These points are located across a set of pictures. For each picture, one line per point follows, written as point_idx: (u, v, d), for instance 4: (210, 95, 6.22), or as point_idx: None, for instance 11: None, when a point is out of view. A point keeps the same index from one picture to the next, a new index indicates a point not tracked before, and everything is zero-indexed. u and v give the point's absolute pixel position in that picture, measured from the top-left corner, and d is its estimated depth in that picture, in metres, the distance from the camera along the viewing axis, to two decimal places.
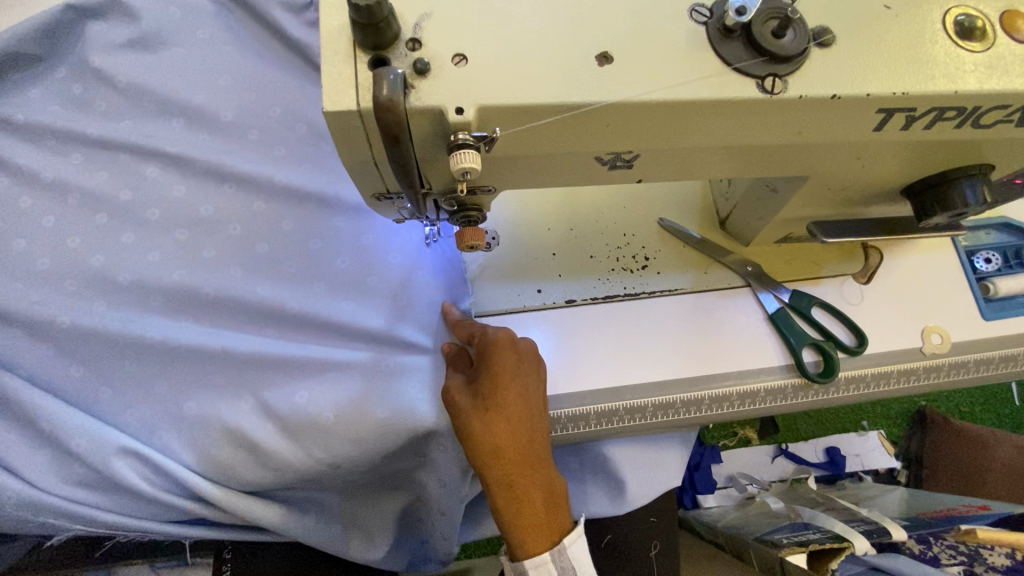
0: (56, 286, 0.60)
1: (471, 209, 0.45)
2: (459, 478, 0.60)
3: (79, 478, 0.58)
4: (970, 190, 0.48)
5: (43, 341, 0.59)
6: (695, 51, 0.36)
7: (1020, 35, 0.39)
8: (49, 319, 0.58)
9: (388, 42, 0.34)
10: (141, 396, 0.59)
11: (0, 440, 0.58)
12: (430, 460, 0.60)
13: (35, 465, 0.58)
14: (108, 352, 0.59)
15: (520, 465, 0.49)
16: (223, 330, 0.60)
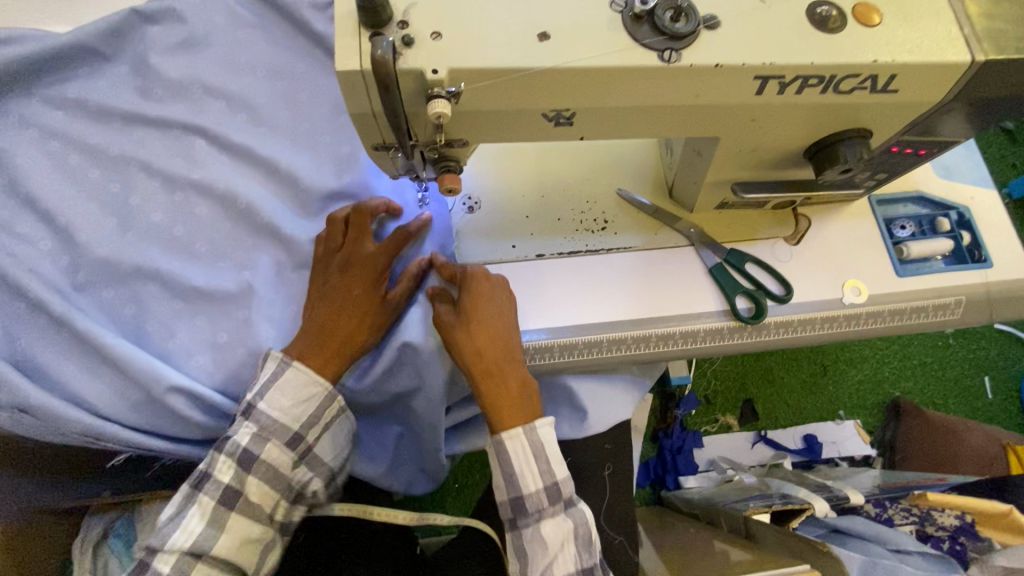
0: (118, 239, 0.73)
1: (450, 160, 0.57)
2: (442, 394, 0.72)
3: (120, 399, 0.68)
4: (852, 148, 0.59)
5: (106, 285, 0.71)
6: (612, 32, 0.48)
7: (869, 21, 0.51)
8: (114, 264, 0.71)
9: (383, 22, 0.46)
10: (181, 328, 0.70)
11: (54, 362, 0.67)
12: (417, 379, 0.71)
13: (82, 384, 0.67)
14: (157, 292, 0.71)
15: (497, 364, 0.64)
16: (249, 273, 0.72)
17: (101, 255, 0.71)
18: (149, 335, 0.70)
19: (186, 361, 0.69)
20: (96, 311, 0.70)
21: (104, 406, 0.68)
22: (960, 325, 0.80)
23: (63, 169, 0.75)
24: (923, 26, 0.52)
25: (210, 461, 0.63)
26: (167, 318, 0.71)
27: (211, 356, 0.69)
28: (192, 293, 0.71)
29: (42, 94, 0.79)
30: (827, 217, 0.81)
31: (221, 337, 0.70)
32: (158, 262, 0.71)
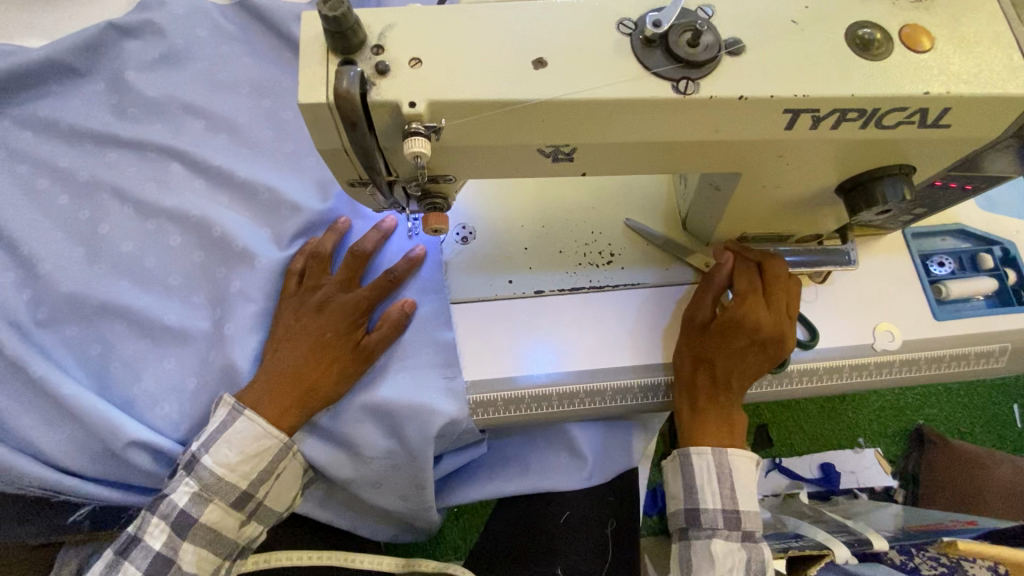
0: (85, 271, 0.67)
1: (436, 197, 0.51)
2: (422, 452, 0.65)
3: (77, 450, 0.63)
4: (893, 187, 0.52)
5: (69, 320, 0.66)
6: (619, 58, 0.42)
7: (917, 46, 0.44)
8: (79, 298, 0.66)
9: (354, 47, 0.40)
10: (147, 370, 0.65)
11: (7, 409, 0.62)
12: (397, 434, 0.65)
13: (38, 433, 0.62)
14: (123, 332, 0.66)
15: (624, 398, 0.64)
16: (223, 310, 0.66)
17: (65, 290, 0.66)
18: (112, 377, 0.64)
19: (149, 409, 0.64)
20: (56, 352, 0.65)
21: (62, 458, 0.62)
22: (1005, 373, 0.72)
23: (30, 194, 0.70)
24: (981, 51, 0.45)
25: (140, 523, 0.57)
26: (133, 361, 0.65)
27: (178, 405, 0.64)
28: (161, 334, 0.65)
29: (11, 113, 0.74)
30: (856, 252, 0.74)
31: (190, 384, 0.64)
32: (127, 297, 0.66)
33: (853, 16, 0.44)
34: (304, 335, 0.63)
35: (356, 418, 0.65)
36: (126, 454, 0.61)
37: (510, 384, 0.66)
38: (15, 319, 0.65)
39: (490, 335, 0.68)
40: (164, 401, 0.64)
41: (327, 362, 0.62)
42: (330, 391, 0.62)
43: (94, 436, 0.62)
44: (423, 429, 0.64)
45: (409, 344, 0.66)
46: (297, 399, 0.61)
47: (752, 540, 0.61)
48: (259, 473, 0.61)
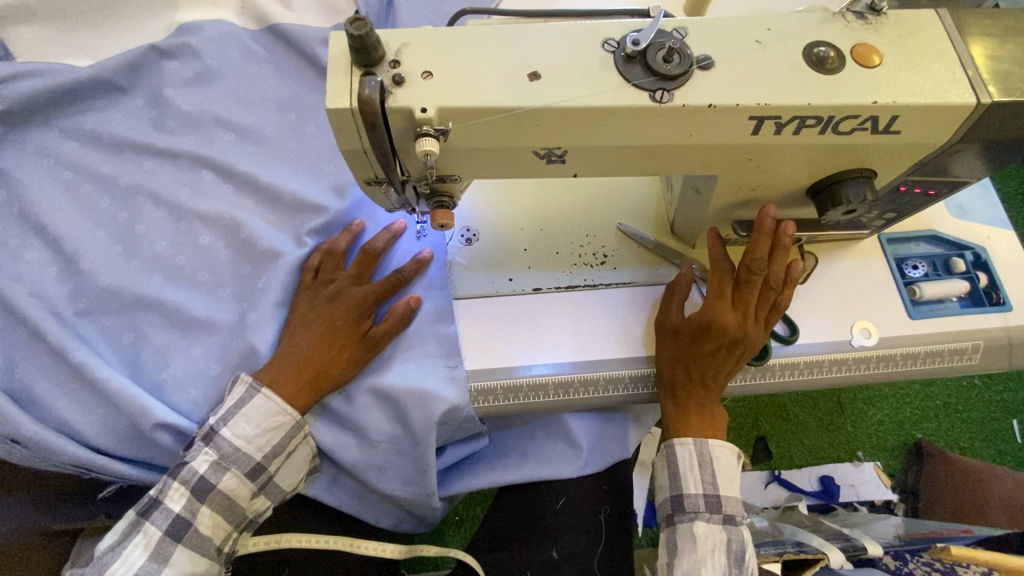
0: (122, 266, 0.74)
1: (443, 196, 0.57)
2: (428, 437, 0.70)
3: (106, 429, 0.68)
4: (855, 189, 0.57)
5: (106, 310, 0.72)
6: (604, 72, 0.48)
7: (866, 62, 0.50)
8: (116, 290, 0.72)
9: (375, 61, 0.46)
10: (174, 357, 0.70)
11: (44, 389, 0.68)
12: (404, 419, 0.70)
13: (71, 412, 0.67)
14: (154, 321, 0.71)
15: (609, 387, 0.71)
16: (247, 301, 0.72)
17: (102, 283, 0.72)
18: (142, 363, 0.70)
19: (175, 392, 0.69)
20: (91, 339, 0.70)
21: (93, 437, 0.67)
22: (979, 370, 0.76)
23: (74, 197, 0.77)
24: (925, 67, 0.51)
25: (162, 487, 0.62)
26: (162, 348, 0.70)
27: (202, 389, 0.69)
28: (188, 324, 0.71)
29: (59, 124, 0.81)
30: (835, 254, 0.79)
31: (214, 370, 0.70)
32: (159, 290, 0.72)
33: (811, 37, 0.51)
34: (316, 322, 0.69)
35: (365, 402, 0.70)
36: (153, 433, 0.66)
37: (509, 374, 0.71)
38: (56, 309, 0.70)
39: (491, 328, 0.73)
40: (190, 386, 0.69)
41: (336, 348, 0.68)
42: (338, 374, 0.68)
43: (124, 417, 0.67)
44: (424, 416, 0.68)
45: (415, 335, 0.72)
46: (309, 378, 0.66)
47: (734, 523, 0.64)
48: (274, 447, 0.66)
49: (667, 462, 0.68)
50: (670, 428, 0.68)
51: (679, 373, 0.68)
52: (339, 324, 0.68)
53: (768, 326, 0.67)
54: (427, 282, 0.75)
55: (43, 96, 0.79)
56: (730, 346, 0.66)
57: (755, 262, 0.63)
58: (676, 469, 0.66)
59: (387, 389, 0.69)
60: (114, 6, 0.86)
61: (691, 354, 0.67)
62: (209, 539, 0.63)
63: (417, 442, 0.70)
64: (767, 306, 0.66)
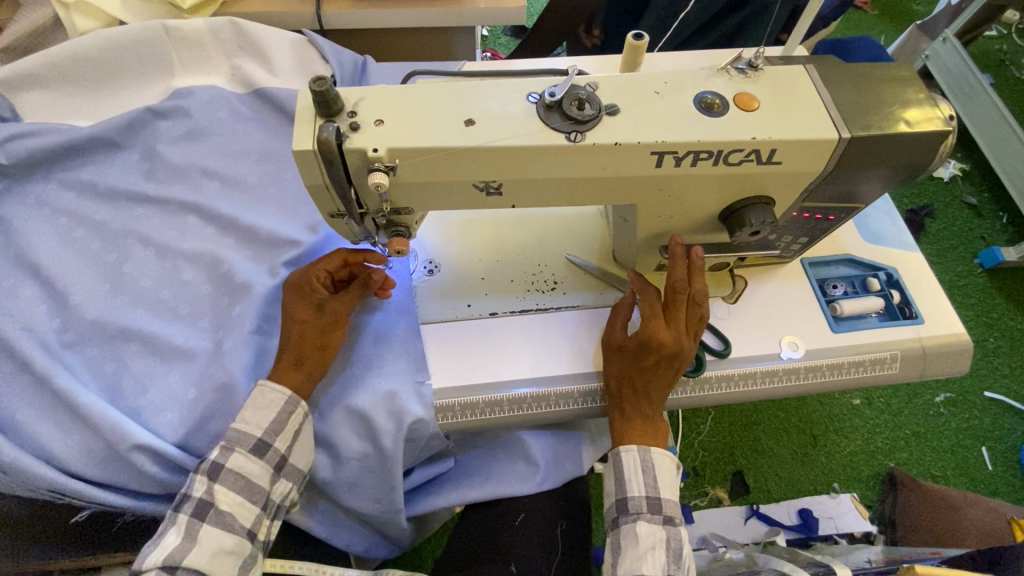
0: (109, 301, 0.80)
1: (398, 226, 0.65)
2: (395, 452, 0.74)
3: (84, 452, 0.71)
4: (756, 212, 0.67)
5: (92, 340, 0.77)
6: (527, 117, 0.58)
7: (746, 106, 0.60)
8: (102, 321, 0.77)
9: (335, 111, 0.56)
10: (154, 382, 0.75)
11: (27, 416, 0.72)
12: (372, 436, 0.74)
13: (51, 437, 0.71)
14: (136, 351, 0.77)
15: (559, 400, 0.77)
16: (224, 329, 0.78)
17: (91, 316, 0.78)
18: (123, 389, 0.75)
19: (152, 416, 0.73)
20: (76, 368, 0.75)
21: (71, 461, 0.71)
22: (899, 379, 0.83)
23: (67, 240, 0.84)
24: (797, 109, 0.61)
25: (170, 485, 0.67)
26: (142, 376, 0.75)
27: (178, 412, 0.74)
28: (168, 352, 0.77)
29: (59, 177, 0.90)
30: (762, 277, 0.88)
31: (189, 394, 0.75)
32: (142, 321, 0.78)
33: (701, 88, 0.61)
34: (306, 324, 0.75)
35: (337, 419, 0.75)
36: (129, 456, 0.70)
37: (466, 392, 0.76)
38: (44, 341, 0.76)
39: (451, 349, 0.79)
40: (167, 410, 0.73)
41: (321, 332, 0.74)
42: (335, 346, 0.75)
43: (101, 441, 0.71)
44: (394, 432, 0.74)
45: (382, 356, 0.78)
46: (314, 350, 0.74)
47: (673, 523, 0.69)
48: (242, 457, 0.70)
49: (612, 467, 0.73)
50: (615, 436, 0.74)
51: (623, 386, 0.73)
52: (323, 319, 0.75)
53: (697, 338, 0.73)
54: (395, 308, 0.82)
55: (45, 152, 0.88)
56: (666, 360, 0.71)
57: (677, 282, 0.72)
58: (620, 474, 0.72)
59: (355, 409, 0.74)
60: (116, 75, 0.96)
61: (633, 368, 0.72)
62: None
63: (385, 458, 0.74)
64: (695, 320, 0.73)
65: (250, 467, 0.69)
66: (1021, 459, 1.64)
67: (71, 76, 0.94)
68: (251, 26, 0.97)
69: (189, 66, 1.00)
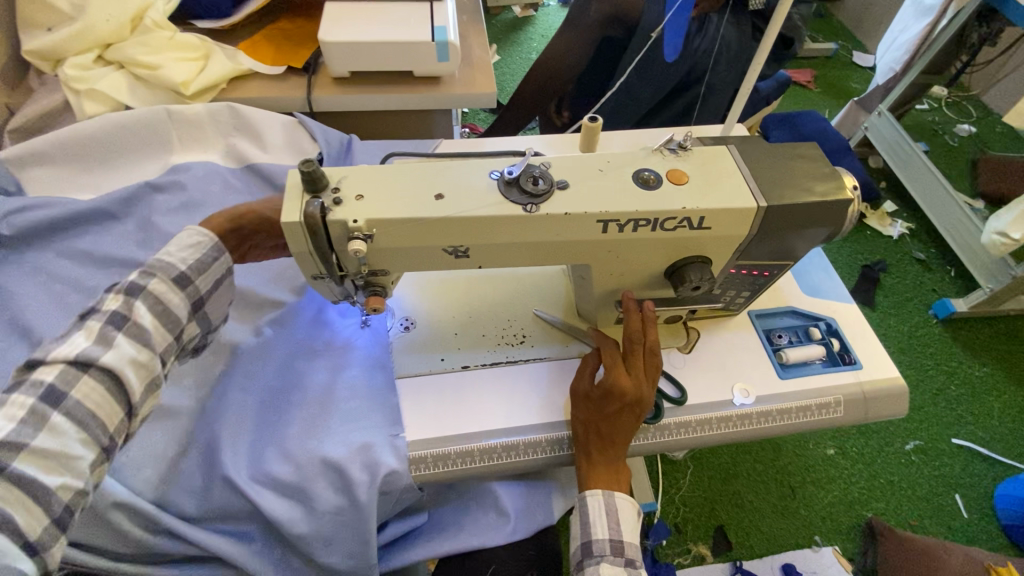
0: None
1: (375, 286, 0.72)
2: (370, 504, 0.76)
3: None
4: (695, 269, 0.75)
5: None
6: (489, 191, 0.67)
7: (677, 180, 0.70)
8: None
9: (321, 188, 0.64)
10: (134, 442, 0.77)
11: None
12: (348, 489, 0.76)
13: None
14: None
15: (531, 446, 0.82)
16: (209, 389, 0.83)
17: None
18: None
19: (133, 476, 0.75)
20: None
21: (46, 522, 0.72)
22: (845, 422, 0.90)
23: (60, 305, 0.89)
24: (721, 182, 0.71)
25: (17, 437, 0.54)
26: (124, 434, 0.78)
27: (158, 469, 0.76)
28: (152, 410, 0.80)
29: (56, 246, 0.96)
30: (714, 328, 0.96)
31: (172, 452, 0.78)
32: None
33: (638, 165, 0.72)
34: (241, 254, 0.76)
35: (313, 473, 0.76)
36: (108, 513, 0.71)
37: (439, 443, 0.80)
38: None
39: (426, 401, 0.84)
40: (147, 467, 0.76)
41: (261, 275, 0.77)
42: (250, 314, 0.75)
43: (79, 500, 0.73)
44: (369, 481, 0.76)
45: (360, 410, 0.82)
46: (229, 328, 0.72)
47: (635, 567, 0.73)
48: None
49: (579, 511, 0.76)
50: (583, 481, 0.77)
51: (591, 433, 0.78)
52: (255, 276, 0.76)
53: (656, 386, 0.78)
54: (371, 363, 0.87)
55: (45, 224, 0.94)
56: (630, 405, 0.76)
57: (632, 336, 0.79)
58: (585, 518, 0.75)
59: (332, 460, 0.77)
60: (119, 153, 1.05)
61: (600, 415, 0.77)
62: None
63: (359, 510, 0.75)
64: (653, 370, 0.79)
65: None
66: (993, 505, 1.68)
67: (76, 154, 1.02)
68: (247, 110, 1.08)
69: (187, 145, 1.09)
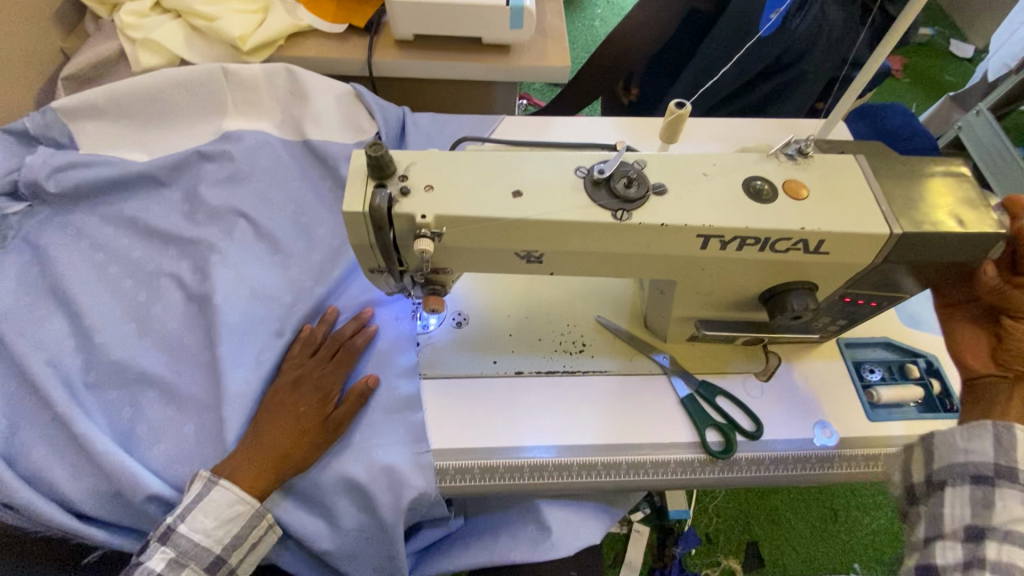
0: (138, 341, 0.81)
1: (436, 284, 0.66)
2: (394, 524, 0.72)
3: (94, 494, 0.71)
4: (798, 297, 0.65)
5: (116, 381, 0.79)
6: (576, 192, 0.58)
7: (794, 194, 0.60)
8: (128, 362, 0.79)
9: (387, 174, 0.57)
10: (168, 433, 0.75)
11: (42, 455, 0.73)
12: (372, 507, 0.72)
13: (61, 476, 0.72)
14: (154, 398, 0.78)
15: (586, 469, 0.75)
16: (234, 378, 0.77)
17: (115, 357, 0.79)
18: (139, 437, 0.75)
19: (165, 466, 0.73)
20: (98, 411, 0.77)
21: (80, 505, 0.71)
22: None
23: (105, 274, 0.87)
24: (846, 201, 0.60)
25: (145, 550, 0.66)
26: (159, 423, 0.76)
27: (189, 463, 0.73)
28: (186, 401, 0.78)
29: (103, 209, 0.92)
30: (796, 355, 0.86)
31: (203, 447, 0.75)
32: (161, 368, 0.79)
33: (748, 173, 0.62)
34: (275, 400, 0.76)
35: (333, 488, 0.73)
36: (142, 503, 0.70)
37: (486, 455, 0.75)
38: (68, 378, 0.77)
39: (476, 407, 0.78)
40: (180, 462, 0.73)
41: (298, 430, 0.73)
42: (300, 457, 0.72)
43: (111, 486, 0.71)
44: (396, 499, 0.71)
45: (386, 420, 0.76)
46: (269, 463, 0.70)
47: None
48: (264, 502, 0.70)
49: (994, 547, 0.55)
50: None
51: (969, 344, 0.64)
52: (299, 410, 0.75)
53: None
54: (400, 372, 0.80)
55: (94, 186, 0.91)
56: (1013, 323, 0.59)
57: None
58: (1020, 555, 0.53)
59: (358, 475, 0.72)
60: (171, 113, 1.00)
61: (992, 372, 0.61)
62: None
63: (384, 529, 0.72)
64: None
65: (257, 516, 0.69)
66: None
67: (129, 110, 0.98)
68: (305, 73, 1.01)
69: (241, 108, 1.03)
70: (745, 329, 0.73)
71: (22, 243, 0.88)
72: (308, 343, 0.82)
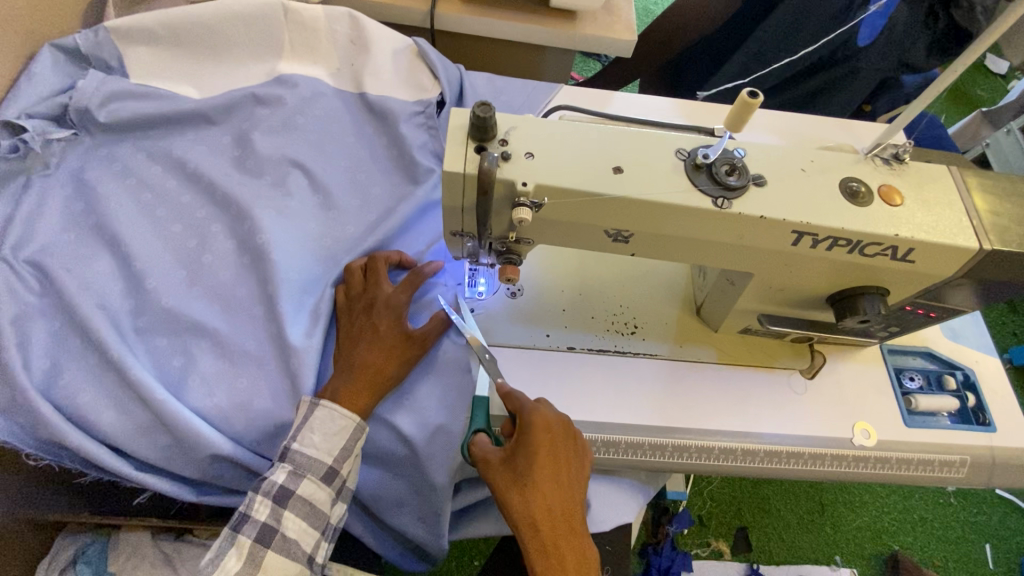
0: (188, 287, 0.78)
1: (513, 254, 0.65)
2: (448, 485, 0.74)
3: (147, 439, 0.71)
4: (870, 302, 0.66)
5: (163, 326, 0.75)
6: (677, 175, 0.57)
7: (888, 198, 0.60)
8: (177, 309, 0.76)
9: (490, 137, 0.55)
10: (220, 386, 0.73)
11: (89, 397, 0.70)
12: (425, 468, 0.74)
13: (110, 419, 0.70)
14: (206, 349, 0.75)
15: (635, 449, 0.76)
16: (292, 335, 0.75)
17: (166, 304, 0.76)
18: (189, 388, 0.73)
19: (218, 418, 0.72)
20: (146, 357, 0.74)
21: (134, 451, 0.70)
22: (964, 484, 0.82)
23: (154, 213, 0.83)
24: (939, 211, 0.60)
25: (248, 503, 0.67)
26: (210, 376, 0.74)
27: (244, 420, 0.72)
28: (239, 356, 0.75)
29: (152, 143, 0.88)
30: (841, 357, 0.87)
31: (258, 405, 0.73)
32: (212, 318, 0.76)
33: (845, 174, 0.61)
34: (353, 325, 0.78)
35: (393, 442, 0.75)
36: (197, 450, 0.70)
37: None
38: (116, 320, 0.74)
39: (527, 377, 0.79)
40: (233, 415, 0.72)
41: (386, 350, 0.75)
42: (391, 374, 0.75)
43: (167, 435, 0.71)
44: (445, 454, 0.74)
45: (445, 383, 0.77)
46: (365, 383, 0.73)
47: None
48: (343, 450, 0.71)
49: None
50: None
51: (548, 544, 0.63)
52: (385, 332, 0.76)
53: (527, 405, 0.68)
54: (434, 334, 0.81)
55: (145, 118, 0.87)
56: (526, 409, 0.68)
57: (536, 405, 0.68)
58: None
59: (412, 431, 0.75)
60: (226, 48, 0.95)
61: (528, 403, 0.68)
62: (296, 544, 0.68)
63: (434, 489, 0.74)
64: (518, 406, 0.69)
65: (316, 494, 0.69)
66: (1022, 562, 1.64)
67: (182, 38, 0.93)
68: (367, 21, 0.97)
69: (298, 50, 0.98)
70: (806, 328, 0.74)
71: (69, 170, 0.83)
72: (366, 275, 0.82)
